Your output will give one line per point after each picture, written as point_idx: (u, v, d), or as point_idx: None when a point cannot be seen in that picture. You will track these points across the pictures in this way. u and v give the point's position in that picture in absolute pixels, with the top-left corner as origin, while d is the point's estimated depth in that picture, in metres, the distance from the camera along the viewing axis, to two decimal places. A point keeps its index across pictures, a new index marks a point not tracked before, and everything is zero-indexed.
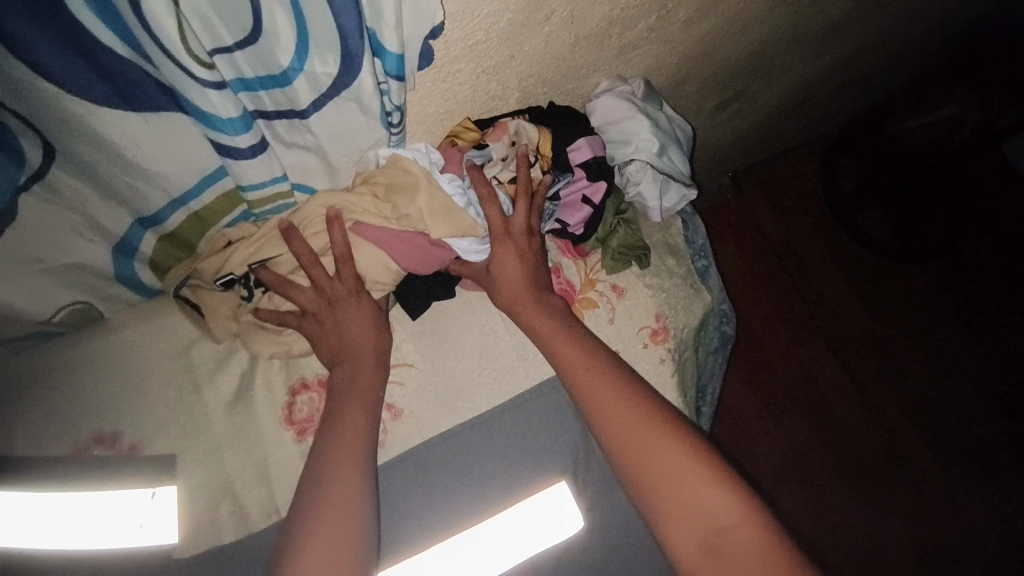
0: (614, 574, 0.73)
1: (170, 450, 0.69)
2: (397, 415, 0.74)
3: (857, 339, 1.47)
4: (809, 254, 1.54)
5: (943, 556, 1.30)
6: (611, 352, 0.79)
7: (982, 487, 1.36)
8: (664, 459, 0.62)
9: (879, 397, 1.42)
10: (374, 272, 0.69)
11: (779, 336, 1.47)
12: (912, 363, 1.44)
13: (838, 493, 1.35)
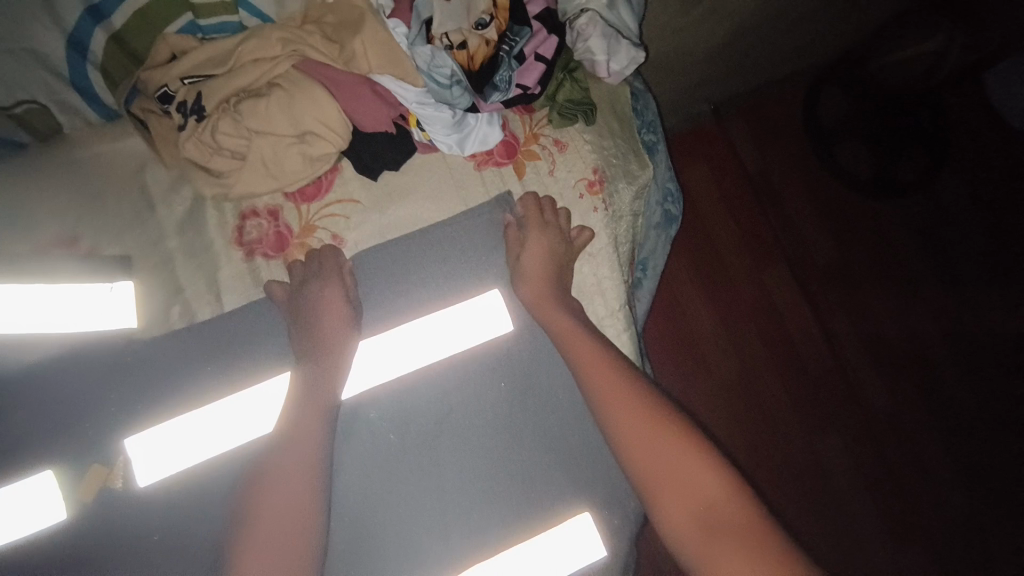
0: (536, 388, 0.81)
1: (127, 253, 0.75)
2: (340, 243, 0.80)
3: (827, 272, 1.38)
4: (788, 181, 1.41)
5: (883, 503, 1.28)
6: (549, 200, 0.84)
7: (937, 424, 1.32)
8: (631, 429, 0.65)
9: (843, 331, 1.36)
10: (316, 118, 0.71)
11: (746, 269, 1.37)
12: (881, 298, 1.37)
13: (783, 435, 1.31)
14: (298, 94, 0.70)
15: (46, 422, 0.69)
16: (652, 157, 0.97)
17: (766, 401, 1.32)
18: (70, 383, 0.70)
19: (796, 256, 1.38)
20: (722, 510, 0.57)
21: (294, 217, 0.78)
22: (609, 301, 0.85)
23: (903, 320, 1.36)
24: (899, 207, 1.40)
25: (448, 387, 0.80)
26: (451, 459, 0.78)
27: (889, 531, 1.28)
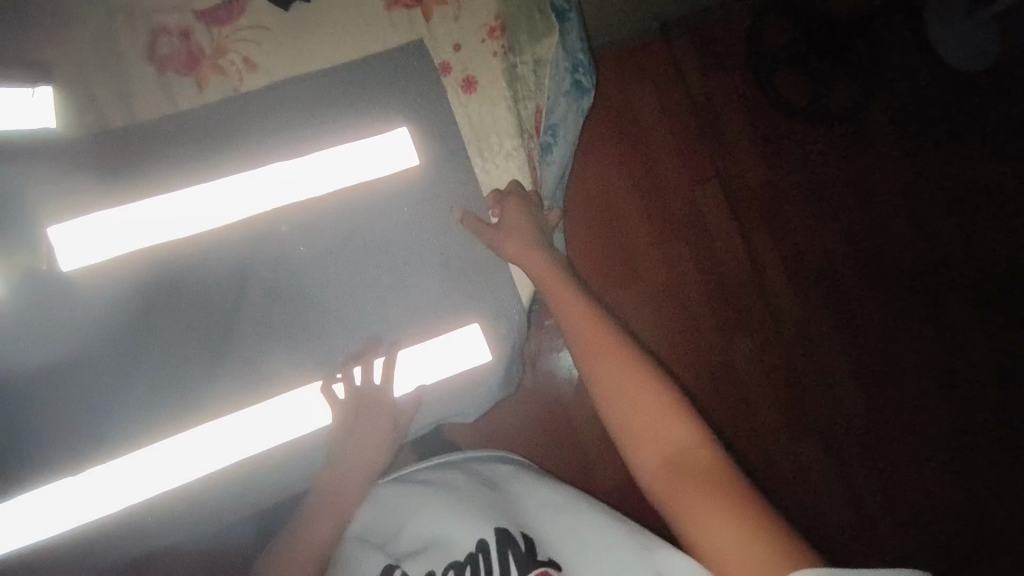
0: (439, 223, 0.86)
1: (42, 59, 0.78)
2: (253, 69, 0.83)
3: (761, 192, 1.37)
4: (728, 98, 1.38)
5: (802, 420, 1.31)
6: (454, 44, 0.89)
7: (858, 351, 1.34)
8: (609, 369, 0.67)
9: (774, 253, 1.35)
10: None
11: (680, 181, 1.35)
12: (812, 220, 1.37)
13: (705, 349, 1.31)
14: None
15: None
16: (563, 24, 0.92)
17: (691, 313, 1.32)
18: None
19: (731, 173, 1.36)
20: (664, 428, 0.63)
21: (206, 39, 0.82)
22: (506, 142, 0.90)
23: (833, 246, 1.36)
24: (831, 134, 1.39)
25: (356, 214, 0.84)
26: (355, 276, 0.84)
27: (805, 448, 1.30)
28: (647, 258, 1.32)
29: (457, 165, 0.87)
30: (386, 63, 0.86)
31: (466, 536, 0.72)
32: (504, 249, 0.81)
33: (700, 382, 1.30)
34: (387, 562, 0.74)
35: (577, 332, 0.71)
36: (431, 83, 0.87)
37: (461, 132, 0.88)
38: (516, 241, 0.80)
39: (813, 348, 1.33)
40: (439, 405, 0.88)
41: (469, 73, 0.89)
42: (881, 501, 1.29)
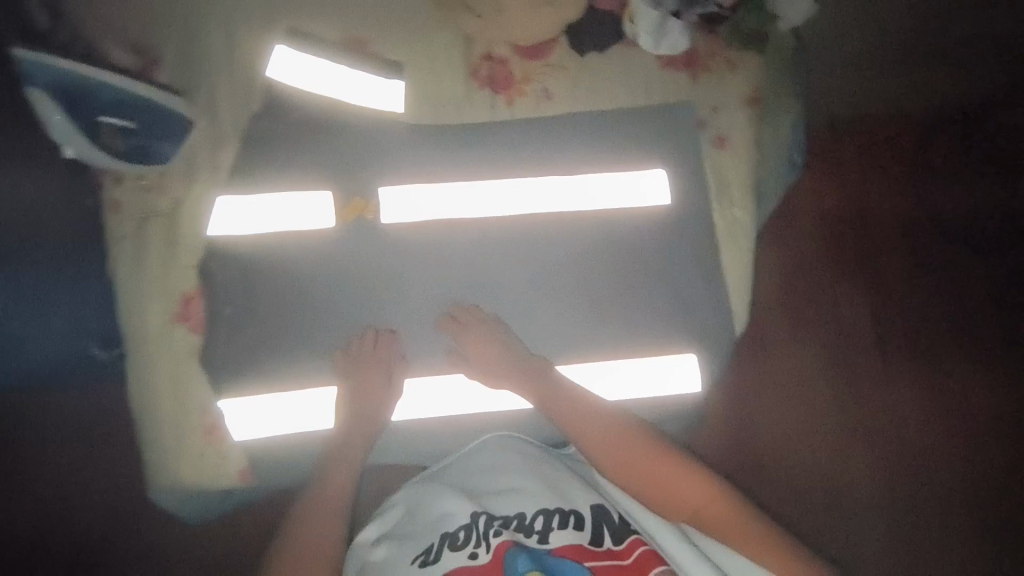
0: (676, 255, 0.99)
1: (399, 60, 0.98)
2: (548, 97, 1.01)
3: (918, 306, 1.15)
4: (897, 190, 1.18)
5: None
6: (714, 107, 1.02)
7: (999, 510, 1.11)
8: (640, 461, 0.77)
9: (923, 383, 1.13)
10: None
11: (829, 278, 1.14)
12: (973, 351, 1.15)
13: (835, 473, 1.10)
14: None
15: (316, 162, 0.93)
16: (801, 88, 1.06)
17: (815, 430, 1.11)
18: (337, 140, 0.94)
19: (890, 279, 1.15)
20: (695, 496, 0.75)
21: (518, 68, 1.01)
22: (741, 198, 1.01)
23: (984, 385, 1.14)
24: (999, 261, 1.18)
25: (611, 231, 0.98)
26: (599, 284, 0.97)
27: None
28: (778, 354, 1.12)
29: (699, 206, 1.00)
30: (659, 116, 1.01)
31: (545, 496, 0.73)
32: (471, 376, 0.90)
33: (816, 510, 1.09)
34: (473, 508, 0.73)
35: (600, 441, 0.80)
36: (689, 135, 1.01)
37: (707, 182, 1.01)
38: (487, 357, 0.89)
39: (948, 497, 1.11)
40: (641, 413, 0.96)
41: (721, 132, 1.02)
42: None
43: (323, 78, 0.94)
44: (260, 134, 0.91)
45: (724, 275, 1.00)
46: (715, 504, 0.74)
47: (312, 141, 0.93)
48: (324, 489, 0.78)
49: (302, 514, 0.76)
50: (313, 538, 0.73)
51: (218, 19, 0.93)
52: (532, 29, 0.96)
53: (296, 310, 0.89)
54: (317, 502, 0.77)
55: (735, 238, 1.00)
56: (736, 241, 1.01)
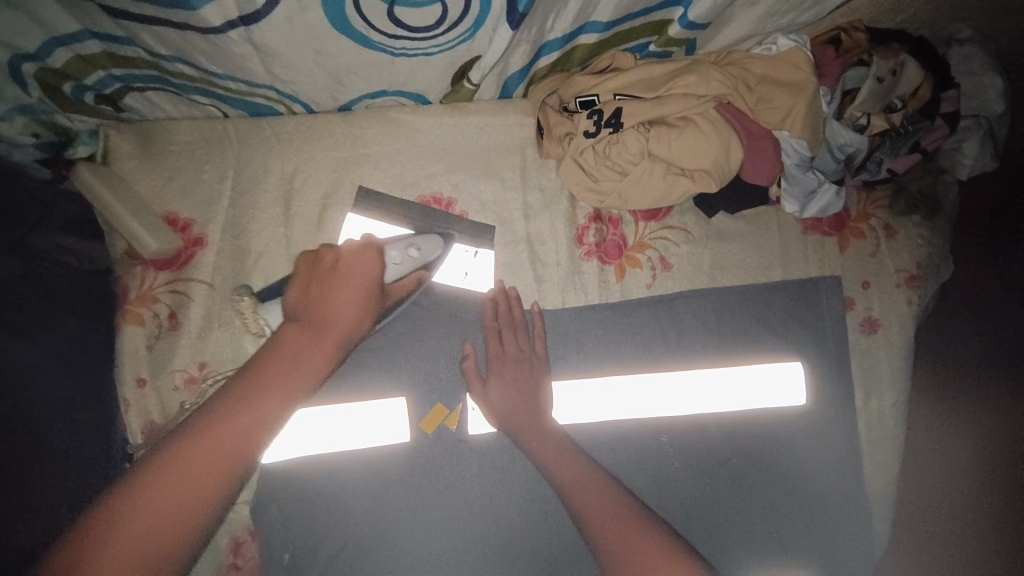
0: (811, 460, 0.83)
1: (491, 223, 0.81)
2: (666, 268, 0.83)
3: None
4: None
5: None
6: (863, 280, 0.85)
7: None
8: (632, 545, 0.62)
9: None
10: (690, 162, 0.74)
11: None
12: None
13: None
14: (686, 139, 0.73)
15: (389, 356, 0.77)
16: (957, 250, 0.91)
17: None
18: (414, 329, 0.78)
19: None
20: None
21: (630, 231, 0.83)
22: (893, 394, 0.84)
23: None
24: None
25: (735, 432, 0.82)
26: (719, 494, 0.82)
27: None
28: None
29: (841, 404, 0.83)
30: (801, 295, 0.84)
31: None
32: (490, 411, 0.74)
33: None
34: None
35: (604, 530, 0.64)
36: (834, 319, 0.84)
37: (851, 374, 0.84)
38: (503, 371, 0.75)
39: None
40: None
41: (872, 312, 0.84)
42: None
43: None
44: None
45: (866, 489, 0.83)
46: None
47: (382, 334, 0.77)
48: (284, 352, 0.53)
49: (235, 406, 0.49)
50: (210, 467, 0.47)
51: (276, 185, 0.76)
52: (659, 196, 0.77)
53: (360, 546, 0.74)
54: (239, 382, 0.51)
55: (882, 443, 0.84)
56: (880, 448, 0.84)
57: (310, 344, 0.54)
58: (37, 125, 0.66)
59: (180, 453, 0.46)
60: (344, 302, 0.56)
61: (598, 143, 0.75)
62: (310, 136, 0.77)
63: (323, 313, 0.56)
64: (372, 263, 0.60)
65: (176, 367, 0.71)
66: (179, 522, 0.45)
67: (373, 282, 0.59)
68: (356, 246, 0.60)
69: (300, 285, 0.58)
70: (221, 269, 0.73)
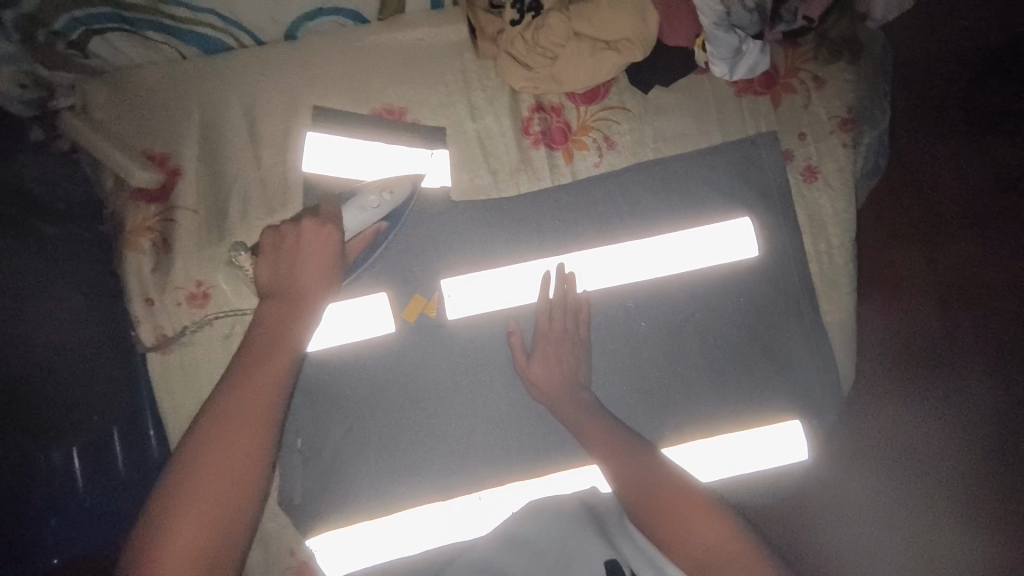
0: (768, 307, 0.88)
1: (440, 125, 0.87)
2: (611, 146, 0.89)
3: None
4: None
5: None
6: (800, 133, 0.89)
7: None
8: (652, 485, 0.67)
9: None
10: (614, 34, 0.79)
11: None
12: None
13: None
14: (606, 13, 0.78)
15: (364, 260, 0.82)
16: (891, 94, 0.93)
17: None
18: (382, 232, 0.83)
19: None
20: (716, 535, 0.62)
21: (573, 116, 0.89)
22: (842, 234, 0.89)
23: None
24: None
25: (694, 290, 0.88)
26: (687, 350, 0.88)
27: None
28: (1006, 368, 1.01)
29: (793, 251, 0.88)
30: (741, 152, 0.89)
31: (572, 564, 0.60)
32: (528, 374, 0.81)
33: None
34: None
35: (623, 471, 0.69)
36: (775, 171, 0.89)
37: (798, 221, 0.89)
38: (547, 347, 0.82)
39: None
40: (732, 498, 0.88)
41: (811, 161, 0.89)
42: None
43: (363, 162, 0.83)
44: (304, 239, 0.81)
45: (827, 327, 0.88)
46: (737, 550, 0.60)
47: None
48: (269, 331, 0.62)
49: (252, 378, 0.58)
50: (251, 418, 0.55)
51: (237, 113, 0.82)
52: (592, 73, 0.83)
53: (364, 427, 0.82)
54: (248, 352, 0.60)
55: (836, 282, 0.89)
56: (836, 287, 0.89)
57: (288, 318, 0.63)
58: (19, 75, 0.73)
59: (225, 407, 0.56)
60: (306, 270, 0.65)
61: (527, 30, 0.80)
62: (261, 64, 0.83)
63: (294, 283, 0.65)
64: (328, 237, 0.66)
65: (174, 284, 0.79)
66: (237, 469, 0.53)
67: (333, 253, 0.66)
68: (313, 222, 0.66)
69: (266, 262, 0.66)
70: (200, 194, 0.80)
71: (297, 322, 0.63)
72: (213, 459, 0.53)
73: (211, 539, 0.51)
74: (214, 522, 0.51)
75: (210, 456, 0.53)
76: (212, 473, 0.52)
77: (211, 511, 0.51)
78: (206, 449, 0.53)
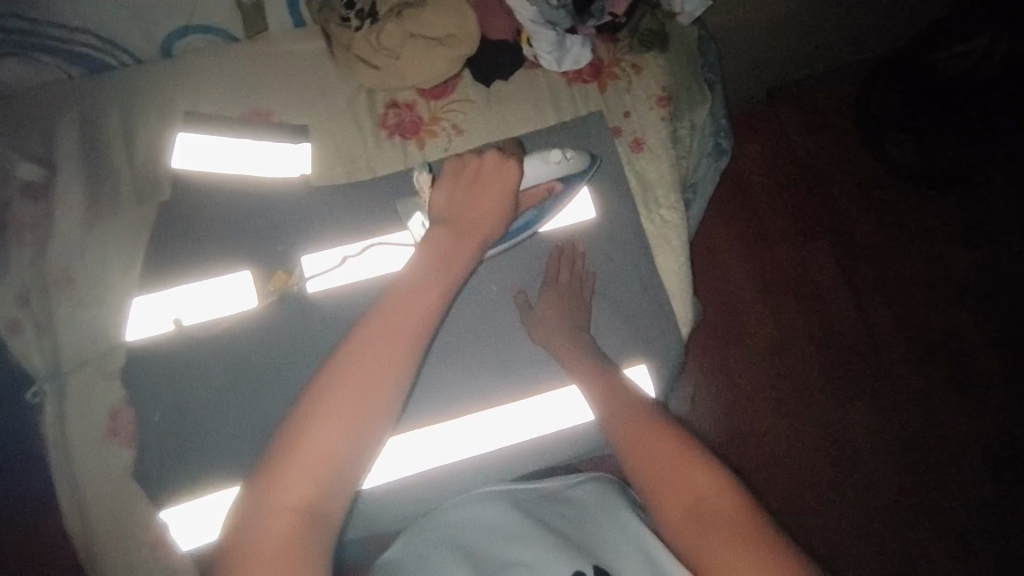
0: (608, 264, 0.98)
1: (303, 123, 0.98)
2: (459, 133, 1.01)
3: (861, 239, 1.43)
4: (830, 152, 1.47)
5: (917, 489, 1.32)
6: (624, 112, 1.03)
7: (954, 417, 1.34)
8: (660, 448, 0.68)
9: (870, 292, 1.40)
10: (443, 31, 0.92)
11: (783, 227, 1.42)
12: (910, 269, 1.41)
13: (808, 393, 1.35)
14: (431, 14, 0.91)
15: (230, 243, 0.91)
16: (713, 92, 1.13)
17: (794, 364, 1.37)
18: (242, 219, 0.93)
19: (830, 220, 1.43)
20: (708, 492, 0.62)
21: (425, 109, 1.01)
22: (669, 196, 1.01)
23: (921, 299, 1.40)
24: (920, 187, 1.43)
25: (538, 254, 0.98)
26: (535, 308, 0.95)
27: (899, 504, 1.31)
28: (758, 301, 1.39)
29: (628, 212, 0.99)
30: (572, 130, 1.02)
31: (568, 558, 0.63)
32: (534, 333, 0.94)
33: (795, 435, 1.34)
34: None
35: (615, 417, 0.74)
36: (604, 144, 1.01)
37: (629, 186, 1.00)
38: (546, 317, 0.93)
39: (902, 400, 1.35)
40: (596, 439, 0.97)
41: (636, 135, 1.02)
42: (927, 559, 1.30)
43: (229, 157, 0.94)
44: (174, 228, 0.90)
45: (662, 279, 0.98)
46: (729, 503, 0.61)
47: (220, 220, 0.92)
48: (451, 233, 0.75)
49: (422, 287, 0.66)
50: (412, 325, 0.63)
51: (116, 121, 0.94)
52: (431, 67, 0.95)
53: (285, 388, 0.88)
54: (438, 256, 0.70)
55: (667, 236, 1.00)
56: (667, 243, 1.00)
57: (458, 228, 0.76)
58: None
59: (385, 307, 0.64)
60: (482, 196, 0.80)
61: (368, 35, 0.93)
62: (139, 78, 0.95)
63: (478, 200, 0.80)
64: (507, 171, 0.83)
65: (46, 274, 0.90)
66: (376, 378, 0.60)
67: (508, 187, 0.82)
68: (497, 158, 0.83)
69: (461, 177, 0.82)
70: (73, 192, 0.92)
71: (461, 257, 0.72)
72: (371, 354, 0.61)
73: (362, 435, 0.58)
74: (362, 417, 0.58)
75: (353, 359, 0.60)
76: (346, 383, 0.59)
77: (349, 411, 0.58)
78: (346, 370, 0.60)
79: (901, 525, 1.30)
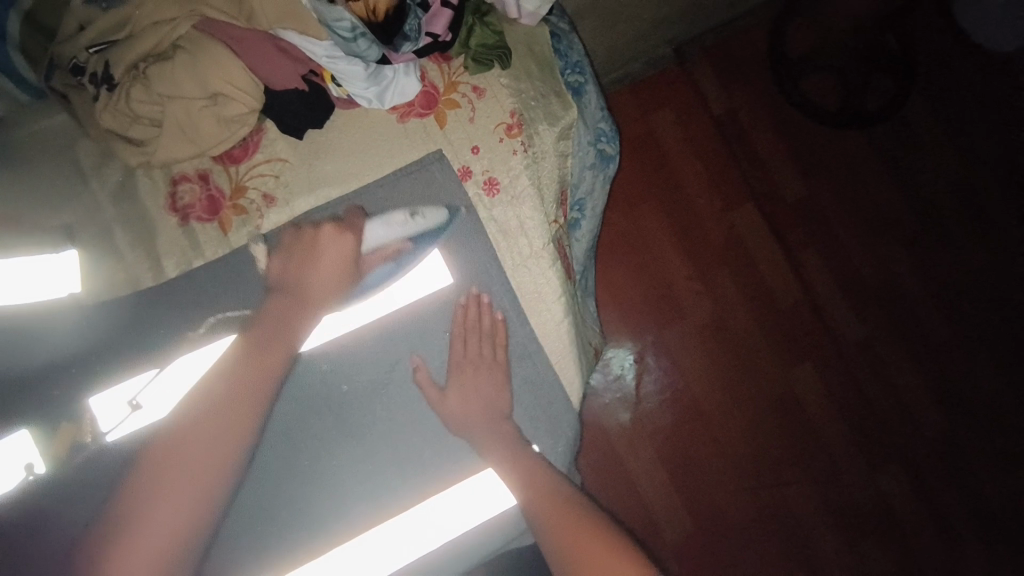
0: (481, 336, 0.83)
1: (67, 222, 0.78)
2: (272, 203, 0.82)
3: (783, 196, 1.47)
4: (744, 114, 1.49)
5: (858, 435, 1.41)
6: (472, 147, 0.86)
7: (888, 355, 1.43)
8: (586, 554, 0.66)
9: (797, 247, 1.46)
10: (209, 84, 0.72)
11: (708, 197, 1.47)
12: (838, 219, 1.47)
13: (748, 356, 1.43)
14: (186, 66, 0.71)
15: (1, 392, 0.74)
16: (580, 99, 0.97)
17: (730, 330, 1.43)
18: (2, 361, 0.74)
19: (753, 180, 1.48)
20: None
21: (222, 179, 0.81)
22: (537, 241, 0.85)
23: (850, 248, 1.46)
24: (838, 136, 1.50)
25: (394, 335, 0.83)
26: (399, 401, 0.83)
27: (849, 451, 1.40)
28: (690, 276, 1.45)
29: (489, 272, 0.85)
30: (410, 180, 0.84)
31: None
32: (446, 410, 0.81)
33: (738, 400, 1.41)
34: None
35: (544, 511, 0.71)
36: (453, 192, 0.85)
37: (489, 238, 0.85)
38: (461, 391, 0.81)
39: (841, 347, 1.44)
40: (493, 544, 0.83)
41: (490, 173, 0.86)
42: (883, 504, 1.39)
43: None
44: None
45: (539, 342, 0.86)
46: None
47: None
48: (276, 316, 0.68)
49: (256, 360, 0.63)
50: (251, 387, 0.61)
51: None
52: (215, 131, 0.76)
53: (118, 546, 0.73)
54: (262, 328, 0.67)
55: (542, 289, 0.86)
56: (543, 300, 0.86)
57: (293, 312, 0.69)
58: None
59: (225, 390, 0.60)
60: (322, 268, 0.72)
61: (114, 103, 0.72)
62: None
63: (303, 279, 0.72)
64: (345, 245, 0.73)
65: None
66: (206, 464, 0.56)
67: (346, 256, 0.73)
68: (335, 229, 0.73)
69: (281, 254, 0.74)
70: None
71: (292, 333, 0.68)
72: (188, 451, 0.56)
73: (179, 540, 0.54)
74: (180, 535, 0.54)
75: (174, 471, 0.56)
76: (178, 463, 0.56)
77: (177, 524, 0.54)
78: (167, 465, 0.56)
79: (851, 468, 1.40)
